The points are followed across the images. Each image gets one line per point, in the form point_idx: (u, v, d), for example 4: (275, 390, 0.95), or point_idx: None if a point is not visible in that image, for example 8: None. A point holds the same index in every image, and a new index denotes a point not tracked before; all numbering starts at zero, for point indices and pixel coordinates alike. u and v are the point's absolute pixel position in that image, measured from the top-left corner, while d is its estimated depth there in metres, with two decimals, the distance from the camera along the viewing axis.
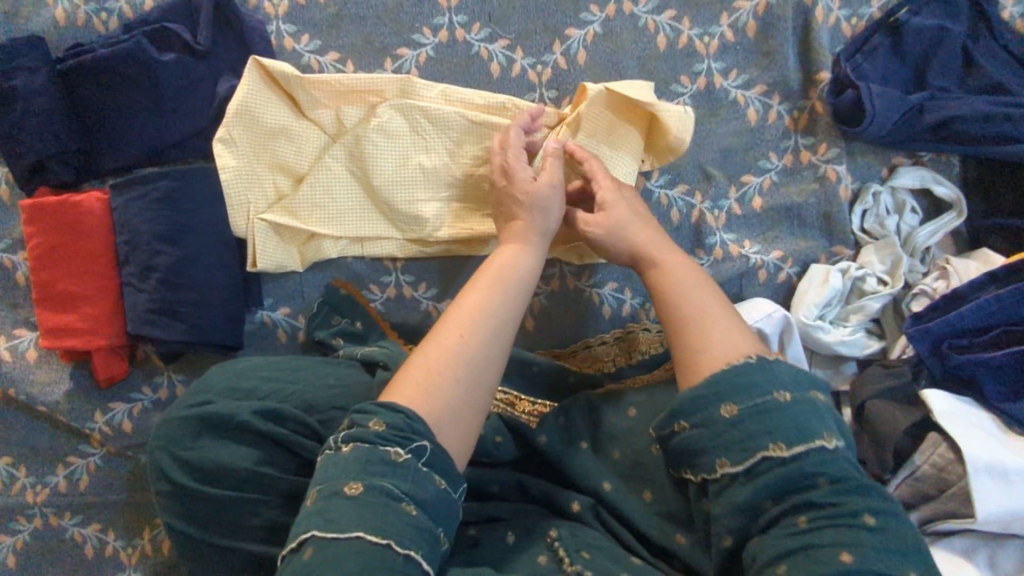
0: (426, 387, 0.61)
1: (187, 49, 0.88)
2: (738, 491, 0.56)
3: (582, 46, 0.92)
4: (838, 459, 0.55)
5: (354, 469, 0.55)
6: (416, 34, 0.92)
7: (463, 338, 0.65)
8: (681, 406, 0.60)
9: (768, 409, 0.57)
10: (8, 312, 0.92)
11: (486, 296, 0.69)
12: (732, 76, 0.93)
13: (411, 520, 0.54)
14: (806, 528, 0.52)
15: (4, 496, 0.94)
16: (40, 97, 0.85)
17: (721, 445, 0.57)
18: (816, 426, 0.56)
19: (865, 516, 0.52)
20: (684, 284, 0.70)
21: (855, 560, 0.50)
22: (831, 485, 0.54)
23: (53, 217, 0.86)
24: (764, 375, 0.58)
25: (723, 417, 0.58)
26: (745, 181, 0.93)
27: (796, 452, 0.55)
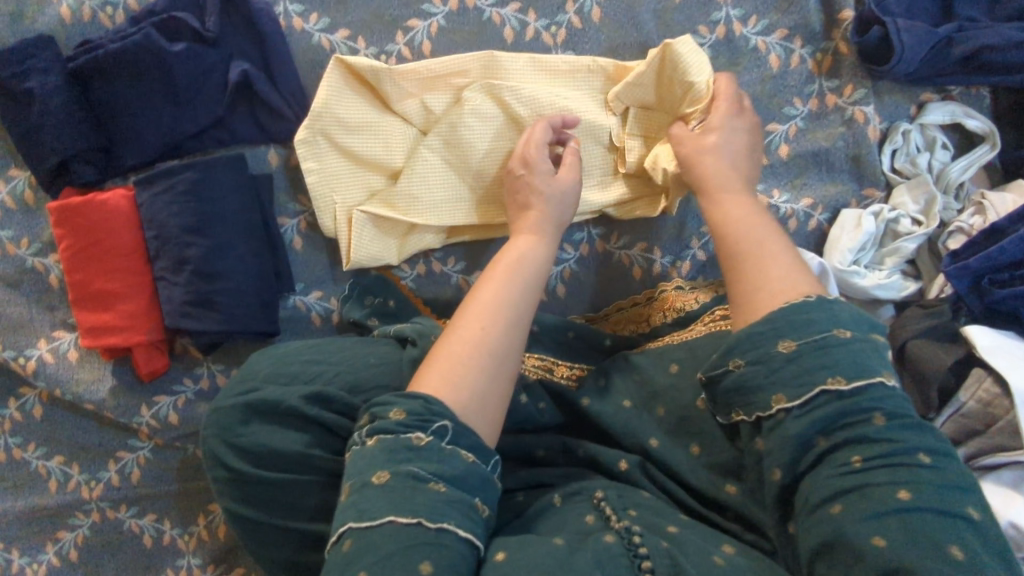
0: (450, 377, 0.63)
1: (198, 36, 0.87)
2: (791, 426, 0.56)
3: (595, 4, 0.90)
4: (894, 397, 0.55)
5: (380, 459, 0.57)
6: (425, 4, 0.90)
7: (480, 326, 0.67)
8: (736, 343, 0.61)
9: (829, 344, 0.57)
10: (45, 315, 0.93)
11: (500, 285, 0.72)
12: (752, 23, 0.90)
13: (441, 496, 0.55)
14: (861, 467, 0.53)
15: (60, 494, 0.96)
16: (56, 97, 0.84)
17: (777, 381, 0.57)
18: (875, 363, 0.57)
19: (920, 453, 0.53)
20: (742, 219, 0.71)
21: (911, 498, 0.50)
22: (887, 421, 0.54)
23: (80, 217, 0.86)
24: (823, 314, 0.59)
25: (781, 352, 0.58)
26: (770, 129, 0.91)
27: (856, 387, 0.55)
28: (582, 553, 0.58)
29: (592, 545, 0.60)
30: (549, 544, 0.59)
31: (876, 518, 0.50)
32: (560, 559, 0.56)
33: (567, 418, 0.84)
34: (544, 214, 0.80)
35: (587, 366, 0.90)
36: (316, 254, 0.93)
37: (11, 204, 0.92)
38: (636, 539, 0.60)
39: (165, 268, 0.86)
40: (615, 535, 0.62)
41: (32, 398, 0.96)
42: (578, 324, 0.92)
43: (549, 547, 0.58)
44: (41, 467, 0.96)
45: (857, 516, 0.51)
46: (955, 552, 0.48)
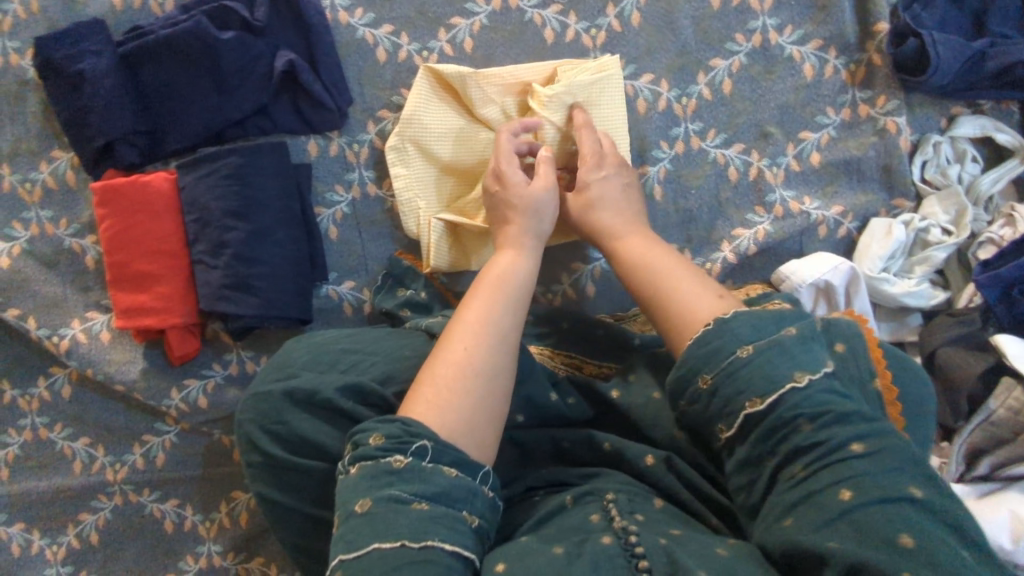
0: (436, 403, 0.63)
1: (246, 26, 0.89)
2: (739, 452, 0.57)
3: (635, 8, 0.92)
4: (814, 394, 0.54)
5: (362, 487, 0.58)
6: (469, 3, 0.92)
7: (464, 349, 0.67)
8: (671, 387, 0.61)
9: (736, 367, 0.57)
10: (79, 296, 0.94)
11: (482, 308, 0.71)
12: (788, 32, 0.92)
13: (424, 514, 0.56)
14: (805, 475, 0.52)
15: (84, 475, 0.97)
16: (107, 79, 0.86)
17: (714, 415, 0.58)
18: (782, 367, 0.55)
19: (851, 446, 0.52)
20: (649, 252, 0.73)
21: (854, 495, 0.49)
22: (813, 424, 0.53)
23: (123, 198, 0.87)
24: (726, 335, 0.58)
25: (705, 387, 0.58)
26: (802, 138, 0.93)
27: (771, 401, 0.55)
28: (580, 560, 0.55)
29: (590, 548, 0.57)
30: (548, 553, 0.57)
31: (824, 525, 0.49)
32: (558, 568, 0.54)
33: (596, 414, 0.84)
34: (523, 226, 0.79)
35: (615, 364, 0.90)
36: (350, 245, 0.94)
37: (53, 184, 0.93)
38: (632, 541, 0.57)
39: (203, 252, 0.87)
40: (613, 537, 0.59)
41: (62, 377, 0.96)
42: (608, 323, 0.92)
43: (548, 556, 0.56)
44: (66, 448, 0.96)
45: (807, 527, 0.50)
46: (905, 543, 0.46)
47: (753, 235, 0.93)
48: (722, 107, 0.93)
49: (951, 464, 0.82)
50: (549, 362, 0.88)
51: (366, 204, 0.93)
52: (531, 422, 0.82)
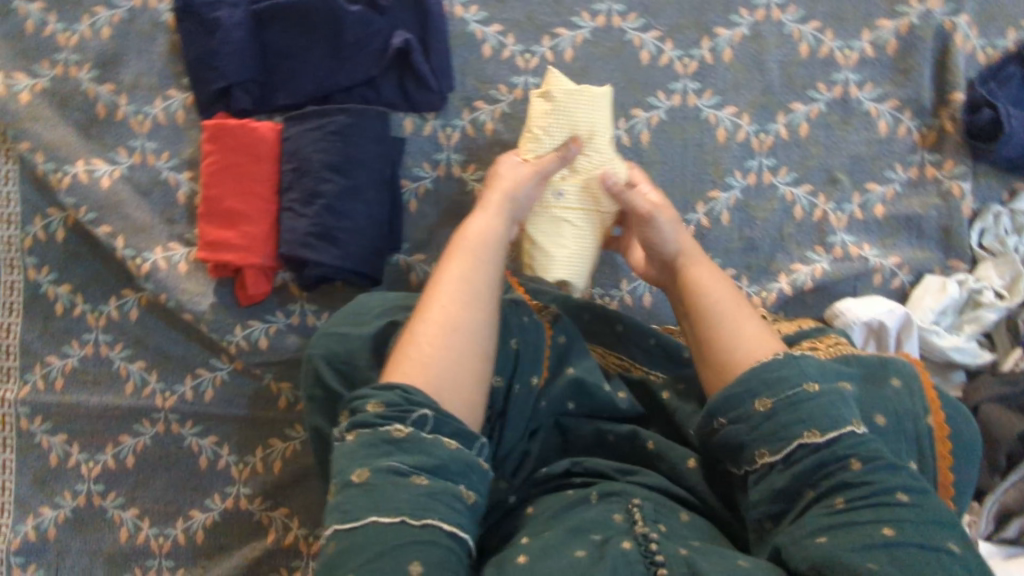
0: (425, 366, 0.62)
1: (372, 4, 0.95)
2: (775, 479, 0.60)
3: (729, 45, 0.98)
4: (867, 440, 0.59)
5: (358, 456, 0.57)
6: (576, 17, 0.99)
7: (451, 306, 0.66)
8: (716, 406, 0.64)
9: (800, 400, 0.60)
10: (165, 226, 0.98)
11: (476, 267, 0.70)
12: (868, 88, 0.97)
13: (423, 490, 0.56)
14: (844, 507, 0.56)
15: (134, 398, 1.00)
16: (238, 30, 0.93)
17: (760, 437, 0.61)
18: (845, 411, 0.60)
19: (901, 492, 0.55)
20: (699, 272, 0.75)
21: (896, 533, 0.53)
22: (864, 464, 0.57)
23: (232, 137, 0.92)
24: (791, 369, 0.62)
25: (758, 410, 0.61)
26: (868, 189, 0.98)
27: (830, 436, 0.58)
28: (601, 564, 0.57)
29: (611, 551, 0.59)
30: (569, 556, 0.59)
31: (864, 551, 0.52)
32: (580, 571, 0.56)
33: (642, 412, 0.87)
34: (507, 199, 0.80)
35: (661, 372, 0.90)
36: (427, 219, 0.99)
37: (163, 119, 0.99)
38: (654, 547, 0.59)
39: (294, 201, 0.92)
40: (633, 542, 0.61)
41: (131, 300, 0.99)
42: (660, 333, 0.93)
43: (570, 560, 0.58)
44: (122, 368, 1.00)
45: (844, 547, 0.53)
46: None
47: (810, 272, 0.97)
48: (797, 148, 0.98)
49: (980, 522, 0.84)
50: (598, 360, 0.93)
51: (450, 184, 0.99)
52: (580, 410, 0.85)
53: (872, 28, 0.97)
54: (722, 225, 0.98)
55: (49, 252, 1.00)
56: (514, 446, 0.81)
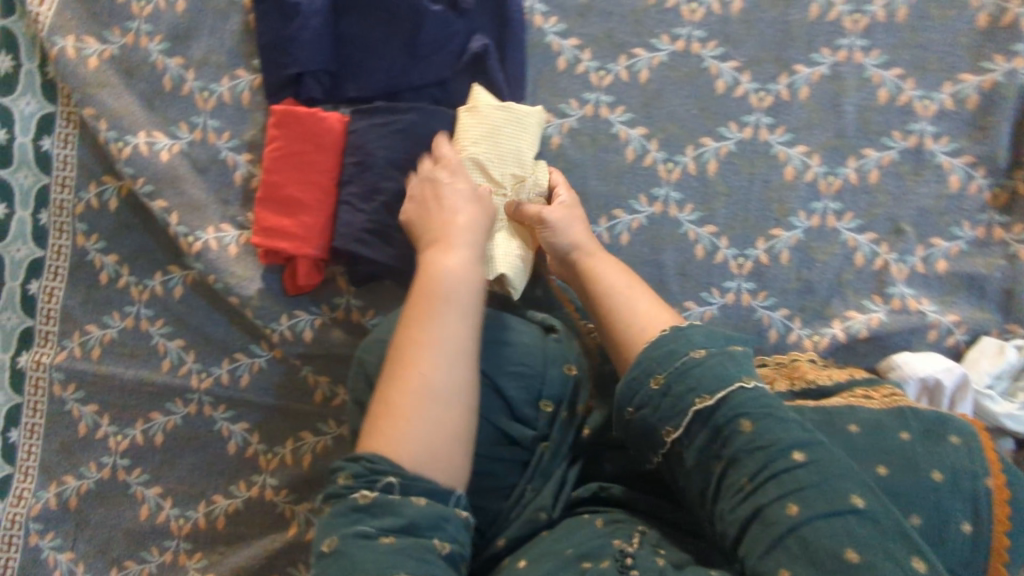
0: (398, 435, 0.64)
1: (452, 5, 0.94)
2: (688, 454, 0.67)
3: (806, 83, 0.97)
4: (757, 397, 0.65)
5: (331, 525, 0.61)
6: (655, 39, 0.98)
7: (418, 372, 0.67)
8: (622, 393, 0.71)
9: (688, 368, 0.68)
10: (218, 207, 0.97)
11: (436, 320, 0.70)
12: (943, 141, 0.96)
13: (389, 549, 0.59)
14: (753, 485, 0.62)
15: (169, 376, 0.98)
16: (316, 17, 0.92)
17: (663, 417, 0.68)
18: (731, 372, 0.67)
19: (794, 454, 0.61)
20: (608, 267, 0.84)
21: (799, 509, 0.59)
22: (754, 425, 0.64)
23: (300, 125, 0.91)
24: (679, 343, 0.70)
25: (655, 388, 0.69)
26: (933, 243, 0.96)
27: (718, 398, 0.65)
28: None
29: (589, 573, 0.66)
30: None
31: (776, 541, 0.58)
32: None
33: None
34: (467, 230, 0.78)
35: None
36: None
37: (228, 98, 0.98)
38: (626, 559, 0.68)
39: (354, 195, 0.91)
40: (611, 560, 0.68)
41: (177, 277, 0.98)
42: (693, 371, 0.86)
43: None
44: (160, 345, 0.99)
45: (759, 541, 0.59)
46: (848, 555, 0.56)
47: (866, 320, 0.95)
48: (864, 194, 0.97)
49: None
50: None
51: None
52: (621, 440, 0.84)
53: (954, 81, 0.96)
54: (781, 264, 0.97)
55: (100, 221, 0.99)
56: (553, 470, 0.80)
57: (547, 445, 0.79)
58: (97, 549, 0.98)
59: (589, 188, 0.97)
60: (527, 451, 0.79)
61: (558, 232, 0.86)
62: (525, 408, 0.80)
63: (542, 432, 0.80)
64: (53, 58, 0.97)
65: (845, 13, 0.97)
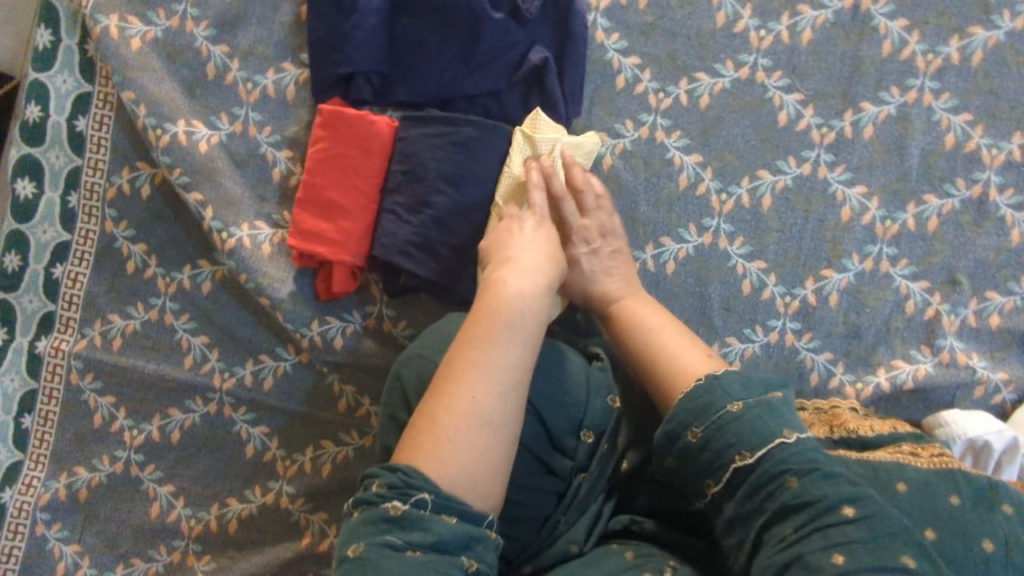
0: (440, 455, 0.60)
1: (514, 13, 0.91)
2: (730, 507, 0.63)
3: (872, 122, 0.94)
4: (801, 450, 0.61)
5: (357, 533, 0.57)
6: (719, 64, 0.94)
7: (471, 394, 0.62)
8: (659, 446, 0.67)
9: (726, 421, 0.64)
10: (254, 203, 0.94)
11: (498, 341, 0.65)
12: (1008, 193, 0.93)
13: (416, 564, 0.54)
14: (798, 538, 0.58)
15: (190, 373, 0.95)
16: (373, 16, 0.88)
17: (703, 471, 0.65)
18: (770, 425, 0.62)
19: (844, 509, 0.58)
20: (637, 308, 0.80)
21: (845, 560, 0.55)
22: (799, 480, 0.60)
23: (347, 126, 0.88)
24: (710, 394, 0.65)
25: (694, 441, 0.65)
26: (987, 297, 0.93)
27: (759, 455, 0.62)
28: None
29: None
30: None
31: None
32: None
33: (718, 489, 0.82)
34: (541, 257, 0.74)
35: None
36: None
37: (272, 92, 0.94)
38: None
39: (398, 204, 0.88)
40: None
41: (206, 272, 0.95)
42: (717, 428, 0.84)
43: None
44: (183, 340, 0.96)
45: None
46: None
47: (912, 372, 0.92)
48: (921, 242, 0.93)
49: None
50: None
51: None
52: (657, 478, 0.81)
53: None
54: (830, 306, 0.94)
55: (131, 208, 0.96)
56: (588, 502, 0.77)
57: (585, 476, 0.76)
58: (104, 544, 0.96)
59: (637, 213, 0.94)
60: (563, 481, 0.76)
61: (595, 275, 0.83)
62: (565, 440, 0.76)
63: (581, 463, 0.77)
64: (94, 36, 0.93)
65: (918, 52, 0.93)
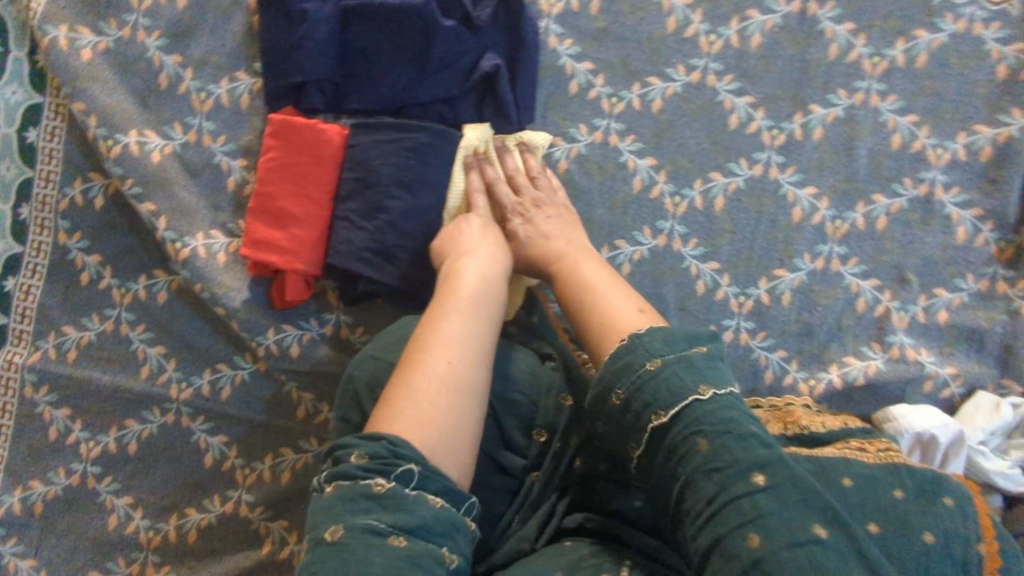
0: (422, 418, 0.61)
1: (466, 21, 0.91)
2: (656, 474, 0.61)
3: (820, 124, 0.95)
4: (715, 409, 0.58)
5: (334, 511, 0.55)
6: (671, 68, 0.96)
7: (450, 364, 0.65)
8: (591, 414, 0.65)
9: (645, 381, 0.61)
10: (210, 212, 0.94)
11: (465, 323, 0.69)
12: (954, 192, 0.95)
13: (400, 550, 0.53)
14: (711, 511, 0.55)
15: (147, 384, 0.95)
16: (324, 25, 0.89)
17: (631, 436, 0.62)
18: (685, 382, 0.60)
19: (754, 477, 0.54)
20: (575, 269, 0.79)
21: (758, 537, 0.52)
22: (711, 442, 0.57)
23: (297, 134, 0.88)
24: (636, 353, 0.63)
25: (616, 403, 0.63)
26: (936, 293, 0.95)
27: (674, 414, 0.59)
28: None
29: None
30: None
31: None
32: None
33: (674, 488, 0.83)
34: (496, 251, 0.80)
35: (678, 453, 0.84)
36: None
37: (226, 101, 0.94)
38: None
39: (352, 211, 0.88)
40: None
41: (162, 282, 0.95)
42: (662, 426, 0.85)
43: None
44: (139, 351, 0.95)
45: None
46: None
47: (862, 368, 0.94)
48: (870, 240, 0.95)
49: None
50: None
51: None
52: None
53: (968, 131, 0.94)
54: (782, 305, 0.95)
55: (83, 219, 0.95)
56: (542, 501, 0.77)
57: (538, 474, 0.78)
58: (60, 558, 0.95)
59: (592, 216, 0.95)
60: (515, 480, 0.78)
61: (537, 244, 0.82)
62: (517, 439, 0.79)
63: (533, 462, 0.79)
64: (44, 47, 0.93)
65: (865, 55, 0.95)
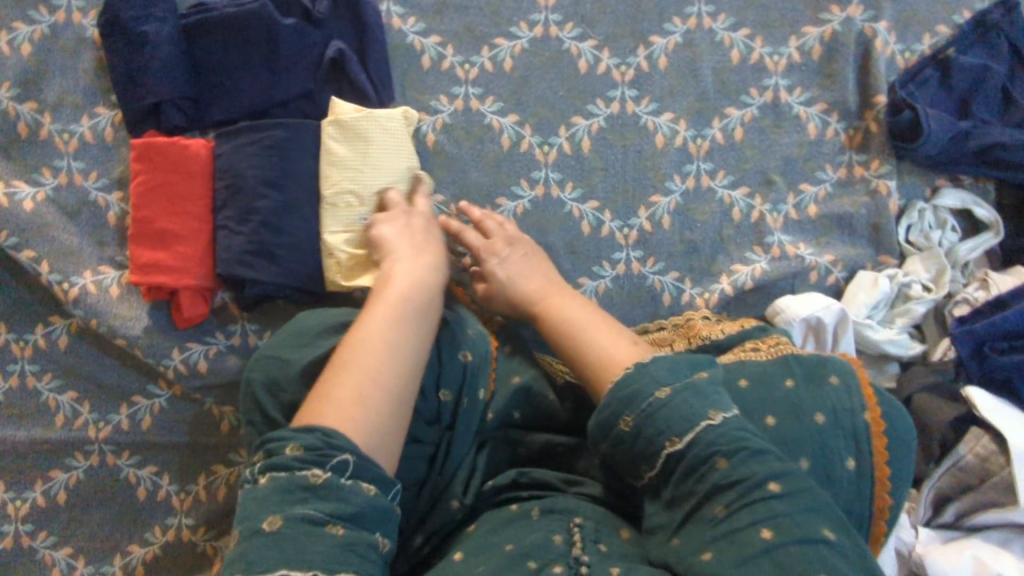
0: (355, 409, 0.62)
1: (306, 17, 0.95)
2: (663, 492, 0.63)
3: (664, 53, 1.01)
4: (727, 430, 0.60)
5: (270, 502, 0.56)
6: (514, 27, 1.00)
7: (381, 359, 0.66)
8: (592, 434, 0.66)
9: (653, 409, 0.62)
10: (94, 249, 0.94)
11: (395, 319, 0.70)
12: (797, 92, 1.01)
13: (337, 540, 0.55)
14: (727, 514, 0.57)
15: (65, 430, 0.94)
16: (167, 45, 0.91)
17: (637, 457, 0.63)
18: (699, 408, 0.62)
19: (769, 486, 0.57)
20: (556, 301, 0.82)
21: (772, 534, 0.55)
22: (729, 462, 0.59)
23: (160, 155, 0.90)
24: (644, 378, 0.64)
25: (626, 430, 0.64)
26: (802, 189, 1.01)
27: (688, 440, 0.60)
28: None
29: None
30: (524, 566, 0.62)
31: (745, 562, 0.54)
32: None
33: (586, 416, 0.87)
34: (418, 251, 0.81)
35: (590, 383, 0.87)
36: None
37: (90, 138, 0.95)
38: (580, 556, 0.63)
39: (229, 218, 0.90)
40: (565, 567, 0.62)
41: (61, 327, 0.95)
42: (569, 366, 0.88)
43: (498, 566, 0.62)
44: (51, 400, 0.95)
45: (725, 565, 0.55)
46: None
47: (750, 271, 0.99)
48: (732, 151, 1.01)
49: (920, 509, 0.89)
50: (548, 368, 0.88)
51: None
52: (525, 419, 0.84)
53: (798, 35, 1.01)
54: (664, 228, 0.99)
55: None
56: (463, 461, 0.79)
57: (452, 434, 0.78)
58: None
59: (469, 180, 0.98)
60: (431, 445, 0.78)
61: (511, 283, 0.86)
62: None
63: (446, 422, 0.79)
64: None
65: None
